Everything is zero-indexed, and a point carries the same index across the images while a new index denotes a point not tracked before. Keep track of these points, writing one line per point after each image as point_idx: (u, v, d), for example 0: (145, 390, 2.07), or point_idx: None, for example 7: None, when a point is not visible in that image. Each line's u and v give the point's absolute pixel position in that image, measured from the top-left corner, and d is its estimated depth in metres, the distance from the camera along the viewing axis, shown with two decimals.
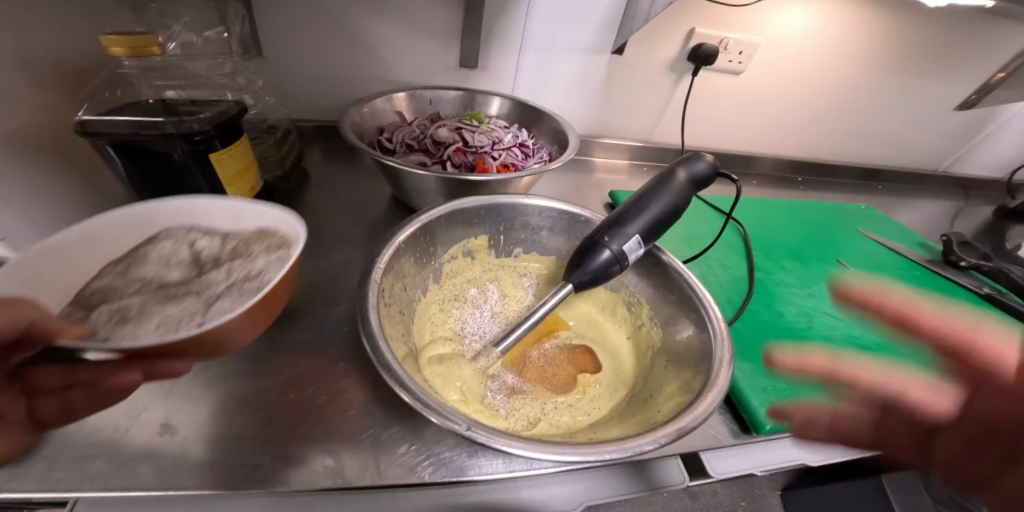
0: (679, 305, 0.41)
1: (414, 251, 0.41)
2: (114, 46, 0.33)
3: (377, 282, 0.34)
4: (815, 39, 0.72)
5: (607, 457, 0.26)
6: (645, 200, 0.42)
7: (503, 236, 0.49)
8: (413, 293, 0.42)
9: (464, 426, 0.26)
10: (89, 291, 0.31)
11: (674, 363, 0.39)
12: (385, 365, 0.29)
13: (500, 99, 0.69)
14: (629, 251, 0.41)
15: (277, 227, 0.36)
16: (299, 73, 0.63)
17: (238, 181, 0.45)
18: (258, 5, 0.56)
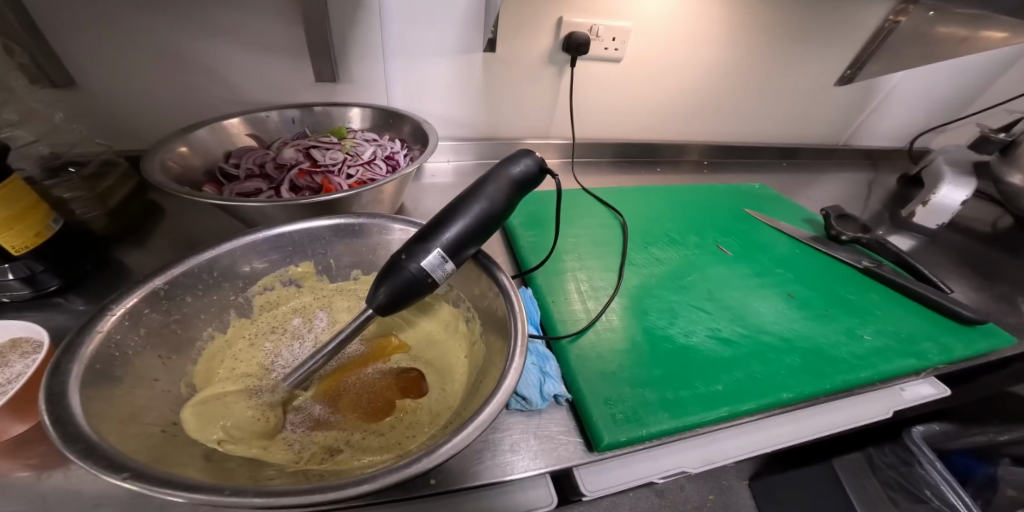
0: (499, 316, 0.38)
1: (193, 291, 0.37)
2: None
3: (102, 332, 0.30)
4: (683, 24, 0.70)
5: (285, 500, 0.22)
6: (453, 210, 0.38)
7: (332, 261, 0.45)
8: (198, 332, 0.38)
9: (119, 476, 0.22)
10: None
11: (485, 379, 0.35)
12: (65, 417, 0.25)
13: (360, 110, 0.65)
14: (432, 267, 0.37)
15: (33, 331, 0.39)
16: (128, 101, 0.59)
17: (10, 230, 0.40)
18: (53, 35, 0.52)
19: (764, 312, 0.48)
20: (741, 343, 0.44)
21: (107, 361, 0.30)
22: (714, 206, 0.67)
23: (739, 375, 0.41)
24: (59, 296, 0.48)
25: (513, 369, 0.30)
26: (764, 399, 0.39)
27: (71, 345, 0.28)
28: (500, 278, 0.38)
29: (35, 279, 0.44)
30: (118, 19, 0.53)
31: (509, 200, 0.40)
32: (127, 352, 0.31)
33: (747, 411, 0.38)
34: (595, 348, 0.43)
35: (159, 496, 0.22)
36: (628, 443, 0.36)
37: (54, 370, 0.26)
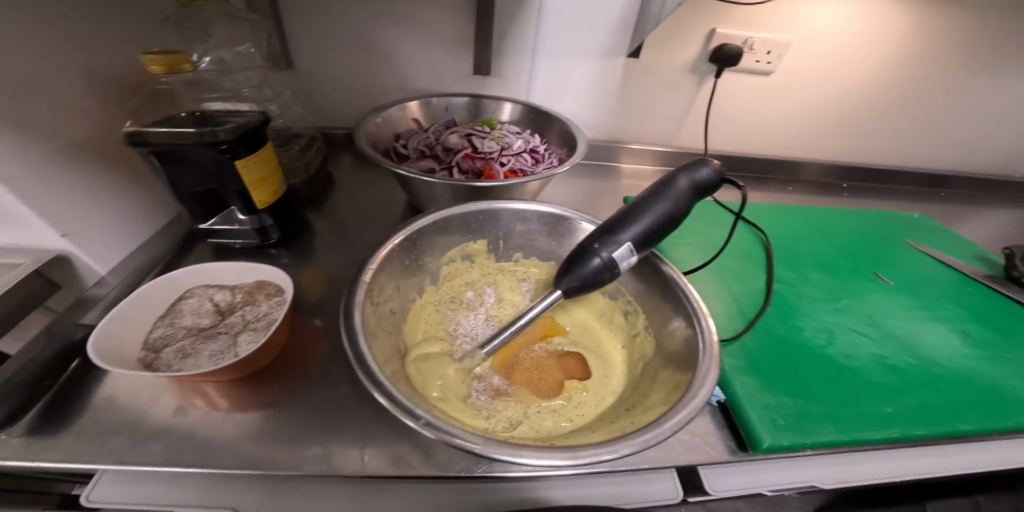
0: (672, 316, 0.41)
1: (410, 254, 0.44)
2: (153, 65, 0.39)
3: (366, 282, 0.37)
4: (861, 39, 0.70)
5: (560, 464, 0.26)
6: (642, 208, 0.41)
7: (502, 241, 0.51)
8: (408, 292, 0.45)
9: (421, 422, 0.27)
10: (149, 339, 0.41)
11: (662, 372, 0.38)
12: (359, 359, 0.31)
13: (511, 105, 0.70)
14: (620, 258, 0.40)
15: (274, 276, 0.47)
16: (326, 80, 0.72)
17: (260, 188, 0.50)
18: (288, 21, 0.65)
19: (933, 344, 0.47)
20: (911, 371, 0.44)
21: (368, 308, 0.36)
22: (866, 231, 0.64)
23: (912, 402, 0.41)
24: (272, 247, 0.58)
25: (711, 369, 0.33)
26: (940, 427, 0.39)
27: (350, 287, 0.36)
28: (671, 274, 0.42)
29: (264, 231, 0.55)
30: (335, 11, 0.65)
31: (690, 204, 0.42)
32: (375, 302, 0.38)
33: (919, 437, 0.38)
34: (757, 354, 0.45)
35: (450, 439, 0.26)
36: (788, 447, 0.37)
37: (345, 312, 0.34)
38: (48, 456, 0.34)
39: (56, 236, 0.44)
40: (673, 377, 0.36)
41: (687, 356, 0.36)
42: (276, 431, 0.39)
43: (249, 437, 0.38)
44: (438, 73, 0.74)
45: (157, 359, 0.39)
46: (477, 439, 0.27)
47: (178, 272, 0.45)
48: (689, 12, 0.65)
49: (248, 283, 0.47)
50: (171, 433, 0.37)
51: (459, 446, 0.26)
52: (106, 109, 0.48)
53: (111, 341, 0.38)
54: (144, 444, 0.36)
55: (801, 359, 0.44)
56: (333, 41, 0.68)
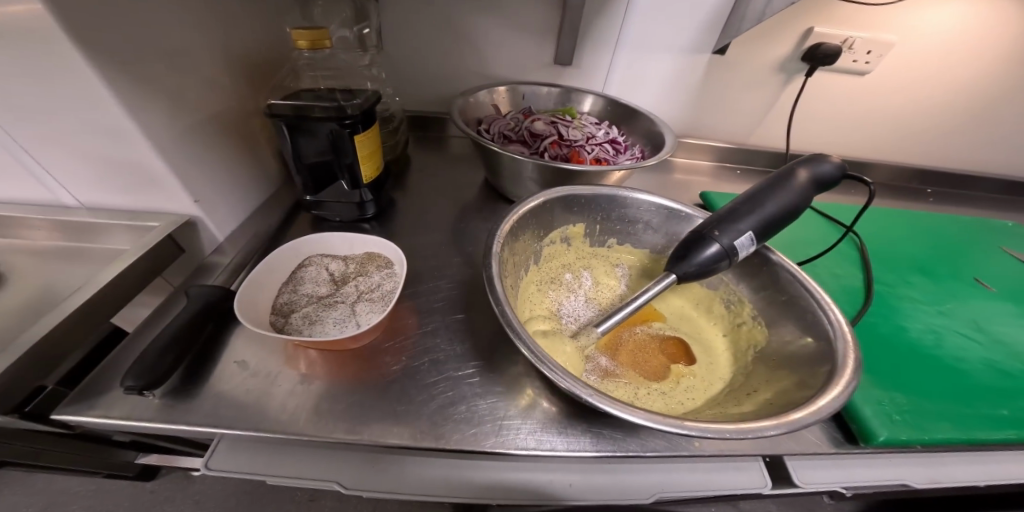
0: (784, 308, 0.42)
1: (525, 232, 0.45)
2: (301, 40, 0.43)
3: (497, 252, 0.38)
4: (963, 42, 0.69)
5: (727, 436, 0.28)
6: (762, 198, 0.41)
7: (599, 226, 0.51)
8: (520, 270, 0.46)
9: (587, 393, 0.29)
10: (276, 304, 0.42)
11: (781, 361, 0.39)
12: (511, 326, 0.33)
13: (593, 97, 0.71)
14: (739, 247, 0.40)
15: (383, 248, 0.48)
16: (411, 63, 0.74)
17: (368, 162, 0.53)
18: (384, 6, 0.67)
19: None
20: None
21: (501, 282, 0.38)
22: (958, 238, 0.63)
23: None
24: (366, 222, 0.61)
25: (843, 350, 0.34)
26: None
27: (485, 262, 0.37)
28: (784, 264, 0.42)
29: (362, 205, 0.58)
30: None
31: (807, 197, 0.42)
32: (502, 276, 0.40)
33: None
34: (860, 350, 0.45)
35: (619, 410, 0.29)
36: (905, 442, 0.37)
37: (488, 281, 0.35)
38: (193, 416, 0.36)
39: (187, 203, 0.47)
40: (802, 365, 0.36)
41: (812, 345, 0.37)
42: (397, 406, 0.40)
43: (372, 402, 0.40)
44: (519, 62, 0.75)
45: (287, 324, 0.40)
46: (640, 414, 0.29)
47: (299, 240, 0.46)
48: (793, 13, 0.65)
49: (358, 255, 0.48)
50: (299, 401, 0.39)
51: (630, 419, 0.28)
52: (231, 84, 0.50)
53: (248, 305, 0.39)
54: (277, 407, 0.38)
55: (907, 358, 0.44)
56: (424, 26, 0.70)
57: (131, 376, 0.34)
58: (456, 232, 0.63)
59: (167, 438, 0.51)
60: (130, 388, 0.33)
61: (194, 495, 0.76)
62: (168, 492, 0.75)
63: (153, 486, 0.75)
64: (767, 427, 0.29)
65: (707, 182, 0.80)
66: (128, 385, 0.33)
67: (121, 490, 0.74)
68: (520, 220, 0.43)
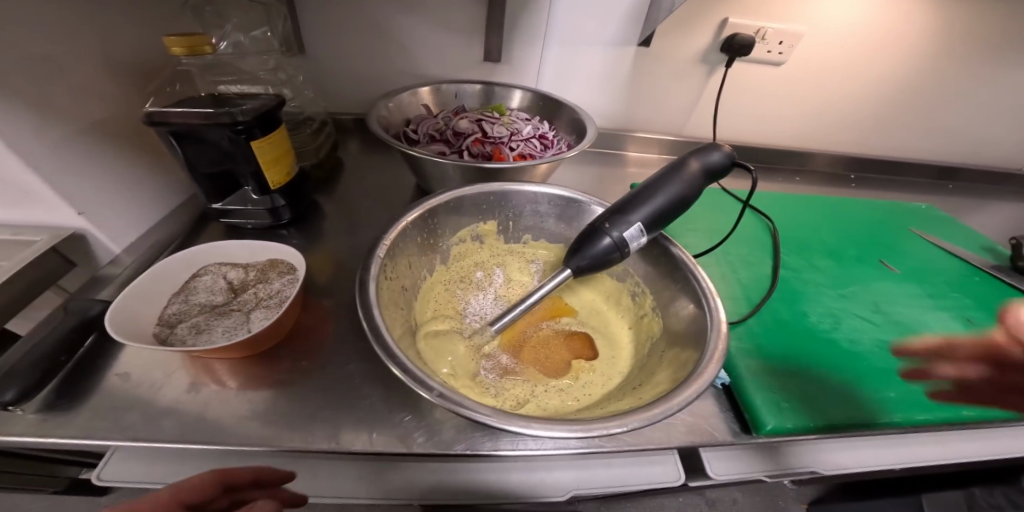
0: (676, 300, 0.42)
1: (423, 232, 0.45)
2: (175, 46, 0.42)
3: (381, 257, 0.38)
4: (863, 28, 0.70)
5: (575, 433, 0.26)
6: (654, 189, 0.41)
7: (512, 222, 0.51)
8: (420, 271, 0.46)
9: (435, 392, 0.27)
10: (162, 315, 0.41)
11: (668, 353, 0.40)
12: (375, 331, 0.31)
13: (521, 92, 0.71)
14: (630, 239, 0.40)
15: (287, 255, 0.47)
16: (337, 64, 0.73)
17: (274, 166, 0.52)
18: (299, 5, 0.65)
19: (934, 331, 0.49)
20: (913, 358, 0.45)
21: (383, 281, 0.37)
22: (872, 222, 0.66)
23: (912, 385, 0.42)
24: (284, 228, 0.60)
25: (714, 344, 0.34)
26: (944, 412, 0.40)
27: (365, 263, 0.36)
28: (681, 255, 0.42)
29: (276, 211, 0.56)
30: None
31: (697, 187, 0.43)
32: (388, 277, 0.39)
33: (922, 422, 0.39)
34: (764, 340, 0.45)
35: (465, 410, 0.27)
36: (791, 430, 0.37)
37: (361, 283, 0.34)
38: (58, 431, 0.34)
39: (73, 212, 0.45)
40: (684, 356, 0.36)
41: (695, 337, 0.37)
42: (290, 411, 0.39)
43: (263, 407, 0.39)
44: (449, 59, 0.74)
45: (170, 335, 0.39)
46: (489, 411, 0.28)
47: (192, 251, 0.45)
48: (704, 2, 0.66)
49: (260, 262, 0.47)
50: (182, 411, 0.37)
51: (474, 417, 0.26)
52: (121, 87, 0.48)
53: (124, 316, 0.38)
54: (157, 418, 0.37)
55: (806, 345, 0.45)
56: (345, 26, 0.68)
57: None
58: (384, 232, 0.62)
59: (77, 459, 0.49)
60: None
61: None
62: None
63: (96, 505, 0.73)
64: (621, 424, 0.28)
65: None
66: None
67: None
68: (414, 221, 0.43)
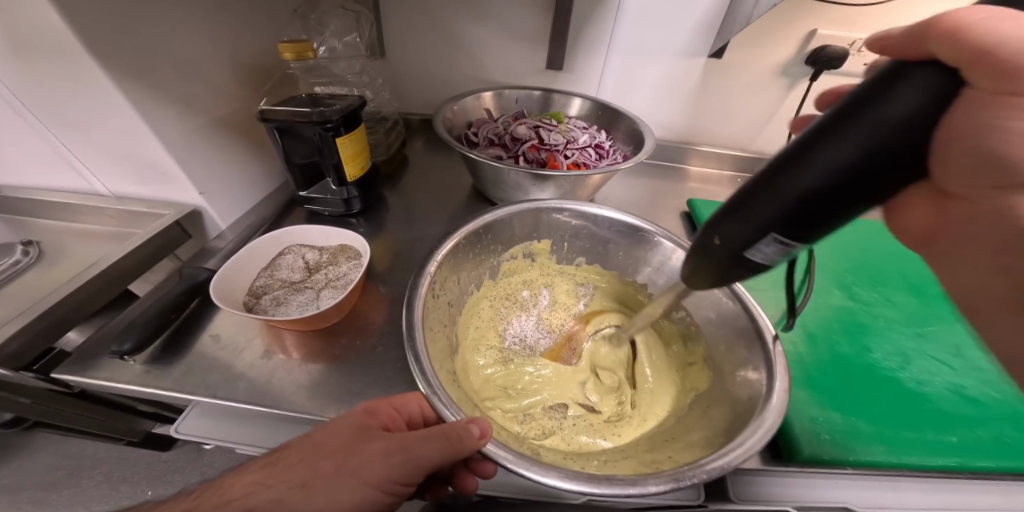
0: (744, 367, 0.41)
1: (474, 246, 0.51)
2: (286, 53, 0.49)
3: (430, 273, 0.43)
4: None
5: (571, 482, 0.28)
6: (811, 150, 0.22)
7: (565, 246, 0.57)
8: (467, 285, 0.52)
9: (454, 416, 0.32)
10: (252, 286, 0.48)
11: (713, 414, 0.41)
12: (416, 352, 0.35)
13: (581, 100, 0.72)
14: (767, 251, 0.26)
15: (355, 242, 0.52)
16: (411, 68, 0.79)
17: (352, 161, 0.58)
18: (384, 15, 0.72)
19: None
20: (990, 406, 0.43)
21: (428, 298, 0.42)
22: None
23: (981, 435, 0.40)
24: (353, 218, 0.66)
25: (764, 428, 0.32)
26: (1008, 462, 0.38)
27: (416, 281, 0.41)
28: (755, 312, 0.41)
29: (349, 202, 0.63)
30: (427, 5, 0.70)
31: (929, 111, 0.19)
32: (433, 292, 0.44)
33: (979, 469, 0.38)
34: (820, 373, 0.44)
35: (489, 448, 0.30)
36: (828, 462, 0.37)
37: (409, 303, 0.39)
38: (159, 382, 0.42)
39: (195, 193, 0.54)
40: (731, 420, 0.37)
41: (749, 407, 0.36)
42: (344, 386, 0.44)
43: (322, 380, 0.44)
44: (513, 67, 0.78)
45: (258, 303, 0.46)
46: (506, 450, 0.31)
47: (281, 231, 0.52)
48: (784, 12, 0.63)
49: (332, 247, 0.53)
50: (254, 376, 0.44)
51: (494, 458, 0.30)
52: (233, 89, 0.57)
53: (224, 285, 0.45)
54: (238, 377, 0.43)
55: (862, 384, 0.43)
56: (421, 34, 0.74)
57: (118, 341, 0.41)
58: (441, 227, 0.66)
59: (167, 407, 0.58)
60: (114, 353, 0.41)
61: (200, 468, 0.86)
62: (180, 462, 0.85)
63: (163, 459, 0.85)
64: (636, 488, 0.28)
65: (725, 191, 0.79)
66: (114, 350, 0.41)
67: (140, 460, 0.85)
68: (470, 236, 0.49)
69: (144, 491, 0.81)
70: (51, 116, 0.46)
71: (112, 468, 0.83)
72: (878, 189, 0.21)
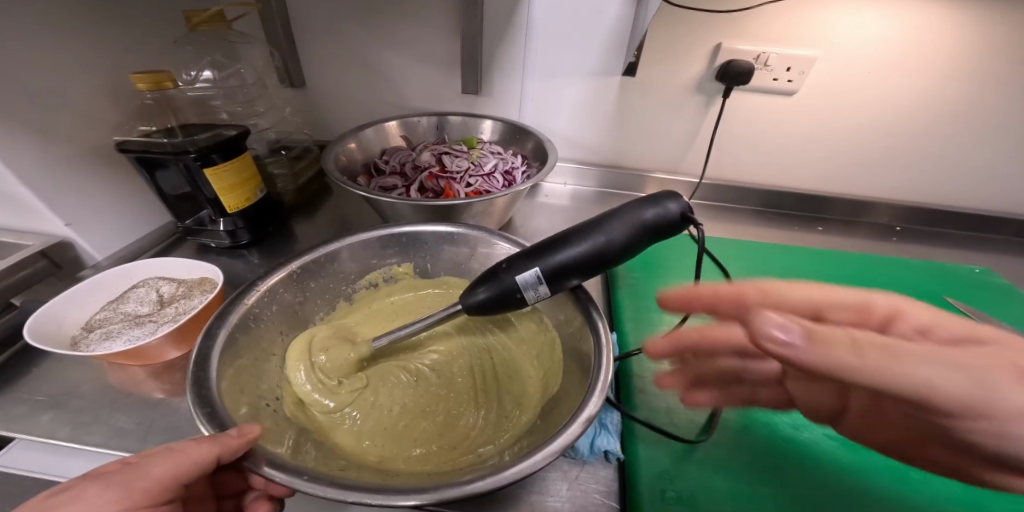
0: (586, 343, 0.36)
1: (318, 279, 0.43)
2: (140, 82, 0.47)
3: (247, 302, 0.36)
4: (903, 51, 0.59)
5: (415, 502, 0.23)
6: (566, 239, 0.36)
7: (429, 264, 0.49)
8: (314, 312, 0.44)
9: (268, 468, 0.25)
10: (90, 320, 0.44)
11: (559, 409, 0.34)
12: (198, 382, 0.29)
13: (491, 122, 0.70)
14: (525, 285, 0.36)
15: (215, 274, 0.49)
16: (330, 97, 0.78)
17: (232, 193, 0.55)
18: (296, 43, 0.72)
19: None
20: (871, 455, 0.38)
21: (241, 333, 0.35)
22: (888, 286, 0.57)
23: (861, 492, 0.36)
24: (245, 248, 0.63)
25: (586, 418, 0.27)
26: None
27: (224, 313, 0.34)
28: (593, 317, 0.36)
29: (235, 233, 0.60)
30: (338, 31, 0.71)
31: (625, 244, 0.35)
32: (260, 325, 0.38)
33: None
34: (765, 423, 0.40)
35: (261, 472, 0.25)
36: None
37: (207, 333, 0.32)
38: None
39: (61, 224, 0.52)
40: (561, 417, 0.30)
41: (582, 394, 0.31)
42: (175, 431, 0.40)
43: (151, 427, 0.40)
44: (431, 92, 0.76)
45: (86, 338, 0.42)
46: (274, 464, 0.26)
47: (138, 263, 0.50)
48: (679, 21, 0.60)
49: (193, 279, 0.49)
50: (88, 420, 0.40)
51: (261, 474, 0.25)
52: (113, 120, 0.56)
53: (51, 318, 0.42)
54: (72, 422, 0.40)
55: (733, 439, 0.38)
56: (335, 61, 0.74)
57: None
58: None
59: None
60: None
61: None
62: None
63: None
64: (474, 478, 0.24)
65: None
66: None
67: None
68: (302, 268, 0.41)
69: None
70: None
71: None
72: (602, 263, 0.36)
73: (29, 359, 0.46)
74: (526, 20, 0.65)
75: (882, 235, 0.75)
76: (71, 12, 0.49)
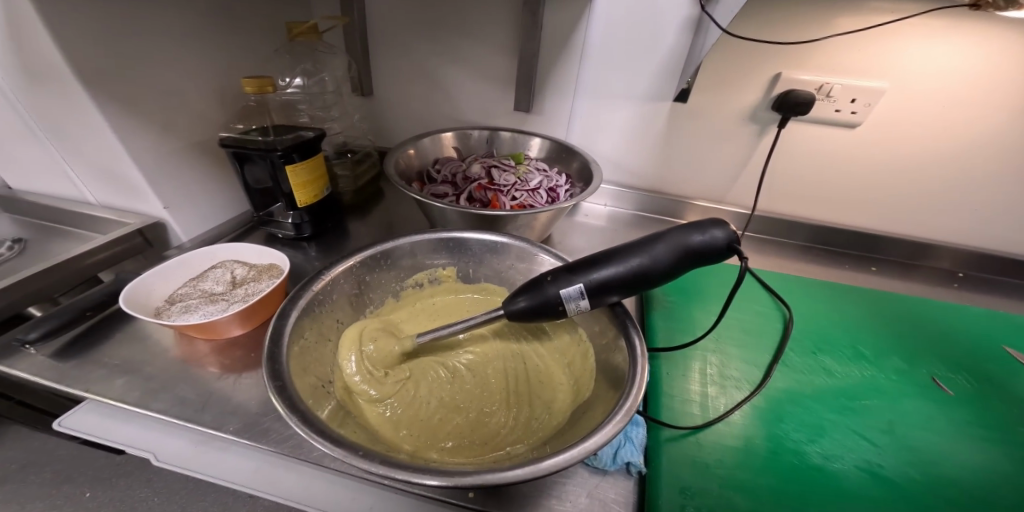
0: (620, 359, 0.37)
1: (374, 274, 0.47)
2: (247, 86, 0.54)
3: (315, 289, 0.40)
4: (982, 89, 0.56)
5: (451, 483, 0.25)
6: (611, 256, 0.37)
7: (473, 270, 0.52)
8: (366, 305, 0.48)
9: (315, 437, 0.28)
10: (173, 294, 0.50)
11: (588, 420, 0.35)
12: (272, 355, 0.33)
13: (540, 140, 0.73)
14: (567, 297, 0.37)
15: (281, 262, 0.54)
16: (393, 108, 0.84)
17: (303, 189, 0.61)
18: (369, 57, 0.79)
19: (972, 473, 0.37)
20: (922, 497, 0.35)
21: (306, 318, 0.39)
22: (945, 332, 0.53)
23: None
24: (306, 241, 0.69)
25: (613, 426, 0.29)
26: None
27: (295, 298, 0.38)
28: (631, 334, 0.37)
29: (299, 226, 0.65)
30: (408, 49, 0.77)
31: (667, 267, 0.36)
32: (322, 312, 0.41)
33: None
34: (791, 450, 0.38)
35: (314, 443, 0.28)
36: None
37: (280, 314, 0.37)
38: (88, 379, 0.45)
39: (161, 208, 0.59)
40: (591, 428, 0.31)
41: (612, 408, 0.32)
42: (235, 402, 0.44)
43: (216, 397, 0.45)
44: (485, 108, 0.80)
45: (169, 309, 0.48)
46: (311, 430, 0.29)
47: (217, 246, 0.56)
48: (738, 50, 0.61)
49: (263, 264, 0.55)
50: (167, 385, 0.45)
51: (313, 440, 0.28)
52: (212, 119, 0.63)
53: (143, 289, 0.48)
54: (153, 385, 0.45)
55: (766, 463, 0.36)
56: (401, 75, 0.80)
57: (27, 329, 0.46)
58: None
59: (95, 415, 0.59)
60: (20, 339, 0.46)
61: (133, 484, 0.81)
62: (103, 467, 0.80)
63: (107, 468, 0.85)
64: (511, 469, 0.27)
65: None
66: (20, 337, 0.46)
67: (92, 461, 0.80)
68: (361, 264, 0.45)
69: (80, 493, 0.75)
70: (48, 130, 0.52)
71: (62, 465, 0.78)
72: (643, 284, 0.37)
73: (118, 323, 0.52)
74: (583, 43, 0.68)
75: (947, 283, 0.69)
76: (194, 27, 0.57)
